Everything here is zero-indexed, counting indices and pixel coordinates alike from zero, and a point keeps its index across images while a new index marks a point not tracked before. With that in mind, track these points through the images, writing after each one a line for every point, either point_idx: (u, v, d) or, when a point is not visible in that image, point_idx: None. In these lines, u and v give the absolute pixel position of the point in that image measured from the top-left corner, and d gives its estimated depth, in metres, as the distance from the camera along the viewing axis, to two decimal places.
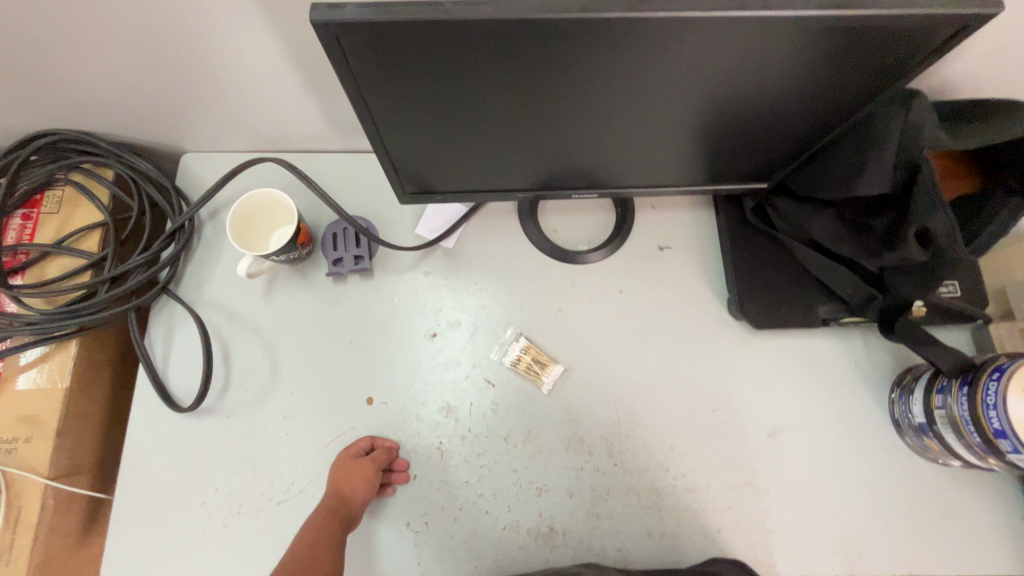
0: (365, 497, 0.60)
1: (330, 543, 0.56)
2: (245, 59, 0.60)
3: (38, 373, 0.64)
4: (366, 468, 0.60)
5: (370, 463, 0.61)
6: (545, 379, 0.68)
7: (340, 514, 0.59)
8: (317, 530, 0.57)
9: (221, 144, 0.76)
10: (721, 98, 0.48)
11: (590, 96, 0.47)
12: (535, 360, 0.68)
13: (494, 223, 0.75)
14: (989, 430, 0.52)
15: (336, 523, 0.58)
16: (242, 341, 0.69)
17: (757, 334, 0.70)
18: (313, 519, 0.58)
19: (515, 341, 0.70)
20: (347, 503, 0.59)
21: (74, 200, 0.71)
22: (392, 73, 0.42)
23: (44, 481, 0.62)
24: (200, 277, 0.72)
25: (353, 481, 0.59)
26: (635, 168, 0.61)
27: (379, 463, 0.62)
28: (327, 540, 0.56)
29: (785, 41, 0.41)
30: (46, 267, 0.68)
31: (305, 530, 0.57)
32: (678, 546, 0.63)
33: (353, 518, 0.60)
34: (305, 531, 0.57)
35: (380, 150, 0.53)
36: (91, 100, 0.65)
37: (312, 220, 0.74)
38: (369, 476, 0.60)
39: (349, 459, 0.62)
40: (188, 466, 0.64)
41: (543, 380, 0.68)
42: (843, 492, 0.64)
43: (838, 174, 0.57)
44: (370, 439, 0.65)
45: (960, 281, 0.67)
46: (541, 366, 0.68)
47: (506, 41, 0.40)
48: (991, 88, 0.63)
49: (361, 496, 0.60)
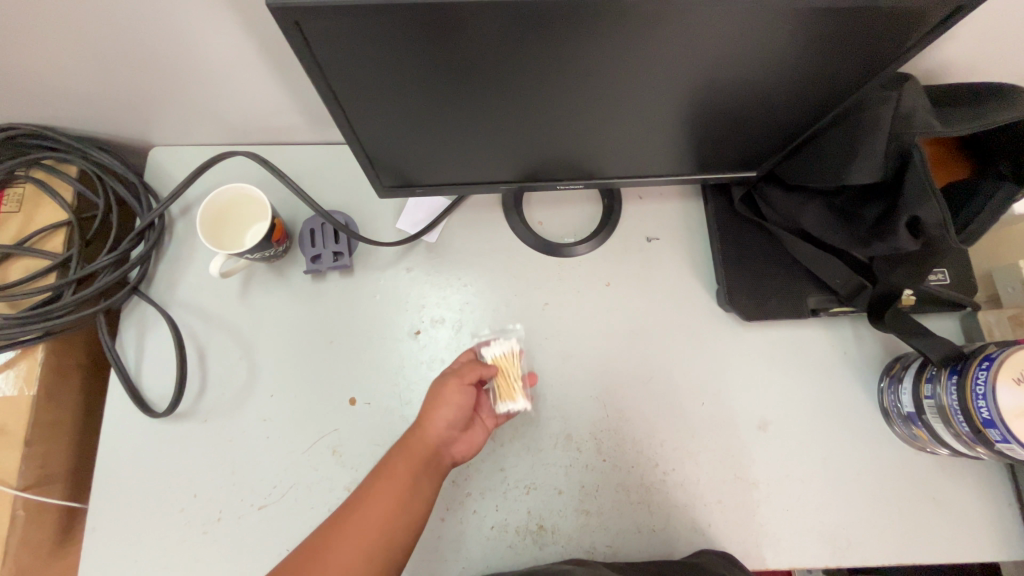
0: (447, 432, 0.57)
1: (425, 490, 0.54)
2: (212, 49, 0.57)
3: (4, 379, 0.62)
4: (462, 393, 0.58)
5: (457, 381, 0.59)
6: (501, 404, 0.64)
7: (429, 457, 0.55)
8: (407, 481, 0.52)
9: (191, 138, 0.72)
10: (711, 81, 0.46)
11: (574, 83, 0.45)
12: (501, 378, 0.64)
13: (477, 217, 0.73)
14: (979, 420, 0.52)
15: (427, 470, 0.54)
16: (218, 342, 0.67)
17: (746, 326, 0.69)
18: (382, 466, 0.53)
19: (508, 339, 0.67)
20: (434, 443, 0.56)
21: (36, 198, 0.67)
22: (359, 57, 0.40)
23: (13, 492, 0.60)
24: (173, 277, 0.69)
25: (444, 410, 0.57)
26: (622, 157, 0.59)
27: (465, 379, 0.60)
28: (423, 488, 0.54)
29: (774, 20, 0.39)
30: (10, 269, 0.65)
31: (377, 482, 0.52)
32: (668, 541, 0.62)
33: (445, 461, 0.57)
34: (387, 481, 0.52)
35: (353, 142, 0.50)
36: (51, 94, 0.61)
37: (289, 217, 0.72)
38: (458, 399, 0.58)
39: (450, 376, 0.59)
40: (165, 471, 0.62)
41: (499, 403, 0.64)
42: (832, 483, 0.63)
43: (828, 162, 0.56)
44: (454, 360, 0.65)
45: (949, 269, 0.67)
46: (512, 386, 0.64)
47: (477, 24, 0.37)
48: (982, 72, 0.62)
49: (442, 430, 0.57)
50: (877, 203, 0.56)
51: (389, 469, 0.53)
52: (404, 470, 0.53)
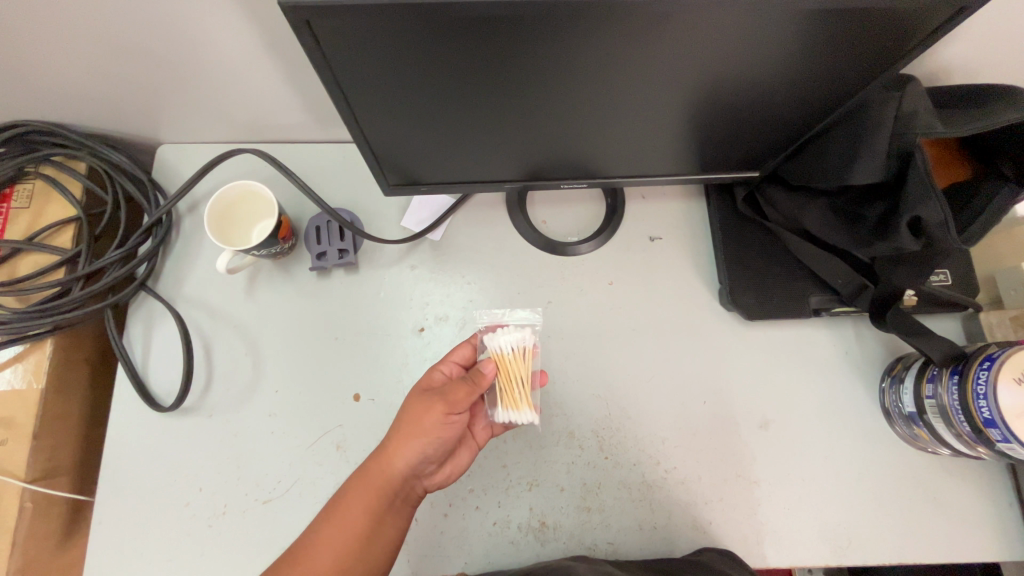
0: (419, 464, 0.54)
1: (388, 526, 0.53)
2: (221, 47, 0.58)
3: (13, 373, 0.62)
4: (447, 425, 0.54)
5: (443, 410, 0.54)
6: (504, 413, 0.58)
7: (393, 491, 0.53)
8: (366, 522, 0.51)
9: (199, 136, 0.73)
10: (714, 82, 0.47)
11: (579, 83, 0.46)
12: (508, 384, 0.59)
13: (481, 215, 0.74)
14: (980, 420, 0.52)
15: (389, 506, 0.53)
16: (224, 338, 0.68)
17: (748, 326, 0.69)
18: (340, 503, 0.52)
19: (522, 331, 0.61)
20: (401, 477, 0.53)
21: (45, 194, 0.68)
22: (367, 56, 0.40)
23: (22, 484, 0.60)
24: (179, 273, 0.70)
25: (419, 444, 0.53)
26: (625, 157, 0.60)
27: (453, 410, 0.54)
28: (384, 525, 0.52)
29: (777, 21, 0.40)
30: (19, 265, 0.65)
31: (331, 523, 0.50)
32: (669, 539, 0.62)
33: (416, 490, 0.56)
34: (343, 523, 0.50)
35: (360, 141, 0.51)
36: (61, 91, 0.62)
37: (295, 214, 0.73)
38: (439, 433, 0.53)
39: (437, 403, 0.54)
40: (171, 465, 0.63)
41: (503, 410, 0.59)
42: (834, 482, 0.64)
43: (830, 162, 0.56)
44: (454, 361, 0.61)
45: (951, 270, 0.67)
46: (519, 396, 0.58)
47: (483, 23, 0.38)
48: (985, 74, 0.62)
49: (413, 464, 0.53)
50: (878, 204, 0.57)
51: (347, 505, 0.51)
52: (364, 501, 0.51)
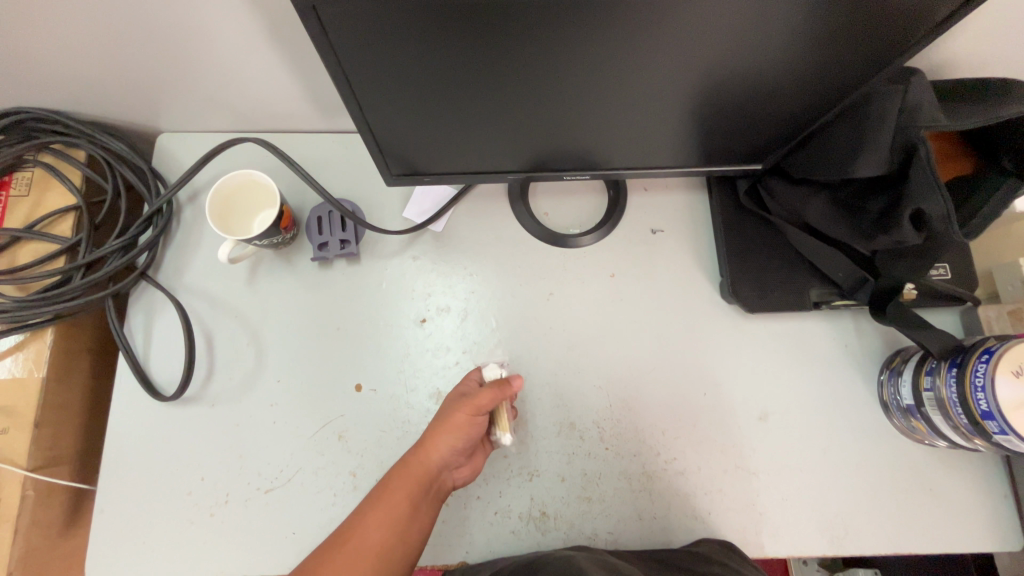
0: (452, 455, 0.58)
1: (425, 511, 0.55)
2: (223, 35, 0.57)
3: (13, 362, 0.62)
4: (473, 424, 0.58)
5: (471, 411, 0.58)
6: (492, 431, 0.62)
7: (429, 482, 0.56)
8: (408, 504, 0.54)
9: (200, 125, 0.73)
10: (721, 73, 0.47)
11: (585, 73, 0.46)
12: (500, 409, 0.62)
13: (483, 207, 0.73)
14: (977, 411, 0.52)
15: (425, 495, 0.55)
16: (225, 328, 0.68)
17: (749, 318, 0.70)
18: (384, 488, 0.54)
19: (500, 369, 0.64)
20: (436, 468, 0.56)
21: (44, 182, 0.67)
22: (372, 43, 0.40)
23: (23, 472, 0.60)
24: (180, 262, 0.70)
25: (450, 438, 0.57)
26: (629, 149, 0.60)
27: (478, 410, 0.58)
28: (421, 511, 0.54)
29: (785, 12, 0.39)
30: (18, 253, 0.65)
31: (376, 504, 0.53)
32: (668, 529, 0.63)
33: (445, 485, 0.58)
34: (388, 503, 0.53)
35: (364, 130, 0.51)
36: (61, 79, 0.62)
37: (296, 204, 0.72)
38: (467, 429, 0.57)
39: (465, 404, 0.58)
40: (173, 454, 0.63)
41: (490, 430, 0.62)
42: (832, 472, 0.64)
43: (833, 155, 0.57)
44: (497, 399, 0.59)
45: (950, 264, 0.67)
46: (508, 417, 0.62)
47: (487, 10, 0.38)
48: (988, 68, 0.62)
49: (446, 456, 0.57)
50: (881, 196, 0.57)
51: (390, 489, 0.54)
52: (404, 486, 0.54)
